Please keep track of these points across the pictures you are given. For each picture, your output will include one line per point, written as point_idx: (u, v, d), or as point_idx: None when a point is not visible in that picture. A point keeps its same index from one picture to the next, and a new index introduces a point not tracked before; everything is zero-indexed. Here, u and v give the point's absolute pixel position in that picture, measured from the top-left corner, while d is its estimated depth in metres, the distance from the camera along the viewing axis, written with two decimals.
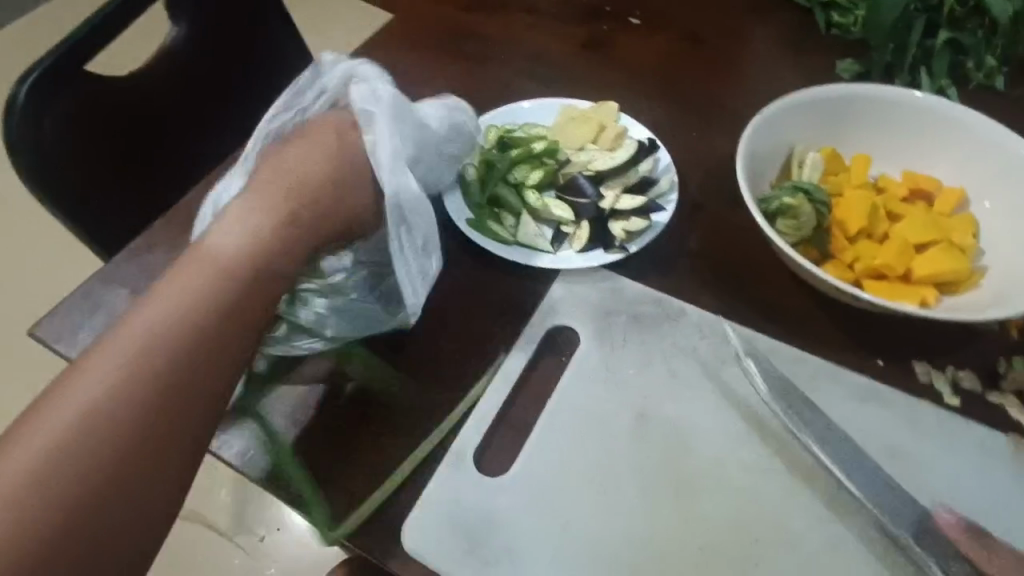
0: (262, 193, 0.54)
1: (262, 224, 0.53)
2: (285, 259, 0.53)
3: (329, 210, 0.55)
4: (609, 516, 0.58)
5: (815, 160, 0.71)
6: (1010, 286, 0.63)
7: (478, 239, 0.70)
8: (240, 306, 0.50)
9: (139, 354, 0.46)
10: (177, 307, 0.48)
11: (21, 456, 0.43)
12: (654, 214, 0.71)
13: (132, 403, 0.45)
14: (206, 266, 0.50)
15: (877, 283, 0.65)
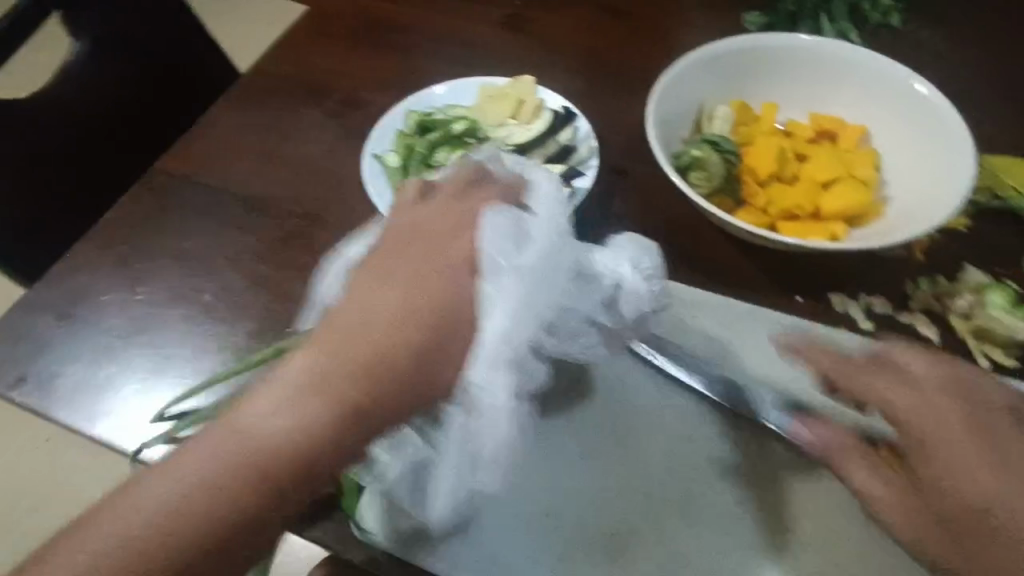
0: (395, 284, 0.50)
1: (386, 316, 0.48)
2: (394, 368, 0.47)
3: (439, 326, 0.50)
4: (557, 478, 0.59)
5: (725, 113, 0.73)
6: (910, 210, 0.66)
7: None
8: (337, 427, 0.44)
9: (234, 454, 0.42)
10: (285, 397, 0.44)
11: (104, 525, 0.41)
12: (576, 180, 0.73)
13: (210, 506, 0.41)
14: (342, 349, 0.46)
15: (790, 223, 0.68)
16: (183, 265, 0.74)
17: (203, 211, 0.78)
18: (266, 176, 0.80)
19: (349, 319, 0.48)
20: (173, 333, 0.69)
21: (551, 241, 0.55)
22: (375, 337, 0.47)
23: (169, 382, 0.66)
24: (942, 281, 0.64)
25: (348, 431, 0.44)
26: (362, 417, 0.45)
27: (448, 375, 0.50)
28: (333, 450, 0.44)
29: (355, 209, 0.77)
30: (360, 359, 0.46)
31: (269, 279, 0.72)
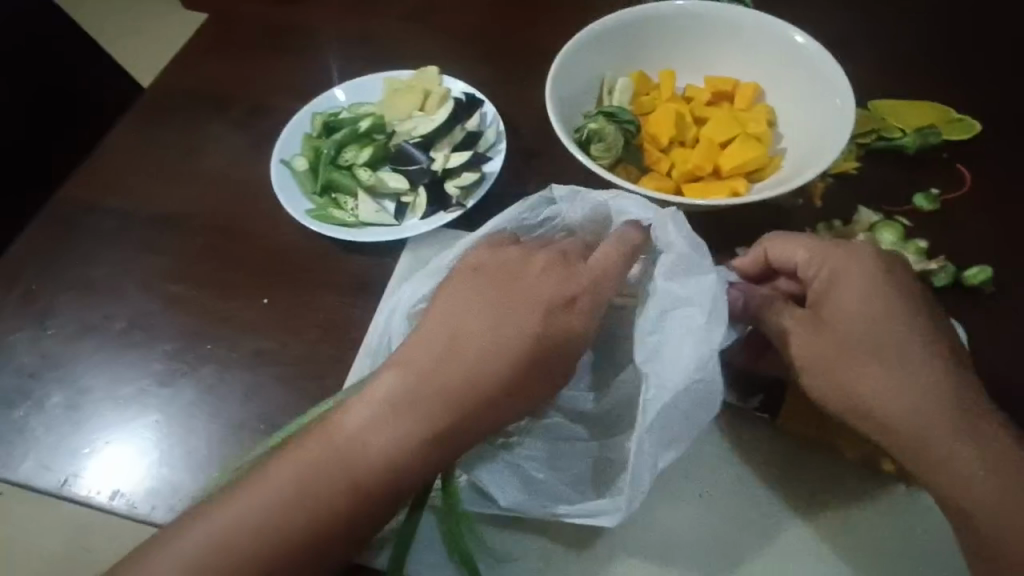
0: (477, 306, 0.51)
1: (476, 343, 0.49)
2: (476, 395, 0.48)
3: (529, 356, 0.49)
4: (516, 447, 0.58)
5: (624, 85, 0.75)
6: (802, 159, 0.69)
7: (319, 227, 0.71)
8: (426, 452, 0.47)
9: (332, 471, 0.47)
10: (377, 415, 0.48)
11: (208, 521, 0.46)
12: (484, 165, 0.74)
13: (304, 516, 0.46)
14: (431, 369, 0.49)
15: (693, 184, 0.70)
16: (95, 293, 0.72)
17: (112, 236, 0.76)
18: (174, 194, 0.79)
19: (436, 345, 0.50)
20: (91, 363, 0.68)
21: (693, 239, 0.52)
22: (464, 362, 0.49)
23: (89, 412, 0.65)
24: (838, 224, 0.67)
25: (434, 452, 0.48)
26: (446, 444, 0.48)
27: (530, 399, 0.50)
28: (417, 473, 0.47)
29: (264, 214, 0.76)
30: (450, 386, 0.48)
31: (185, 298, 0.71)
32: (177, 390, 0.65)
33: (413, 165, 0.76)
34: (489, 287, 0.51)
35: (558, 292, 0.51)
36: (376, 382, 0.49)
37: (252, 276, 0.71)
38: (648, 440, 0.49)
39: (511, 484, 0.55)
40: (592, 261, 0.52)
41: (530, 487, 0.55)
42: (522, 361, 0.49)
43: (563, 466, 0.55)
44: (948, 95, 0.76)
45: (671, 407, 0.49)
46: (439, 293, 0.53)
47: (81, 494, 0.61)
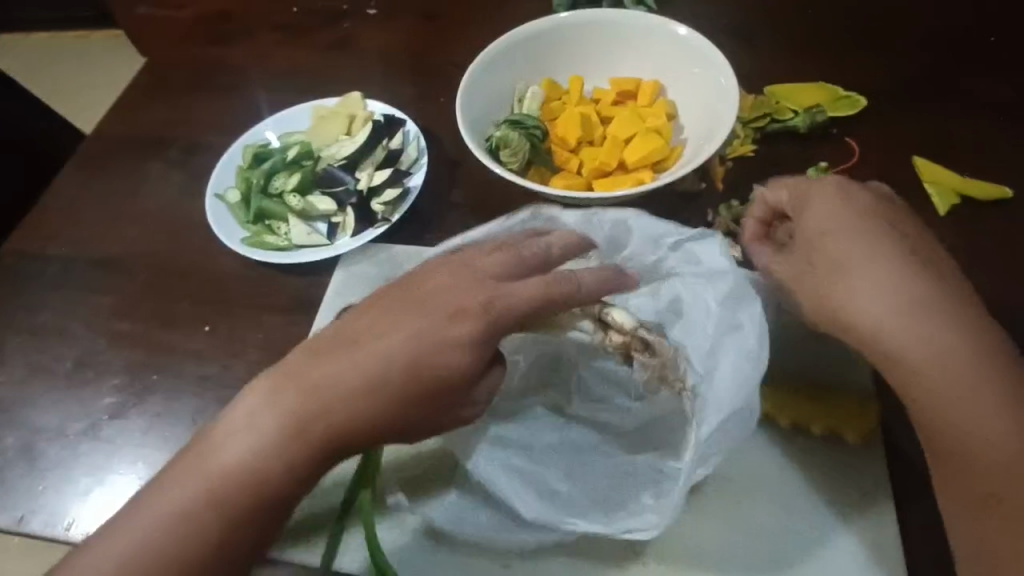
0: (380, 313, 0.52)
1: (362, 361, 0.50)
2: (350, 410, 0.49)
3: (397, 360, 0.49)
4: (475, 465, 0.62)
5: (534, 92, 0.79)
6: (700, 145, 0.73)
7: (252, 253, 0.75)
8: (286, 449, 0.48)
9: (212, 494, 0.48)
10: (252, 439, 0.48)
11: (109, 544, 0.47)
12: (407, 180, 0.78)
13: (186, 532, 0.47)
14: (306, 389, 0.49)
15: (602, 179, 0.75)
16: (43, 337, 0.75)
17: (57, 280, 0.79)
18: (116, 235, 0.82)
19: (317, 364, 0.50)
20: (42, 404, 0.70)
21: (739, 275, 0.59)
22: (345, 378, 0.49)
23: (42, 451, 0.67)
24: (736, 203, 0.72)
25: (297, 447, 0.48)
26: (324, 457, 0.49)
27: (401, 403, 0.50)
28: (283, 475, 0.48)
29: (204, 248, 0.79)
30: (327, 400, 0.49)
31: (131, 333, 0.74)
32: (126, 420, 0.68)
33: (339, 187, 0.79)
34: (376, 313, 0.53)
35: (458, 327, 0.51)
36: (250, 391, 0.50)
37: (194, 306, 0.74)
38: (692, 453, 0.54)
39: (525, 492, 0.57)
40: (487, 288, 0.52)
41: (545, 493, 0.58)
42: (406, 384, 0.49)
43: (581, 477, 0.59)
44: (841, 73, 0.81)
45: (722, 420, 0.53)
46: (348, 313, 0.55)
47: (36, 528, 0.63)
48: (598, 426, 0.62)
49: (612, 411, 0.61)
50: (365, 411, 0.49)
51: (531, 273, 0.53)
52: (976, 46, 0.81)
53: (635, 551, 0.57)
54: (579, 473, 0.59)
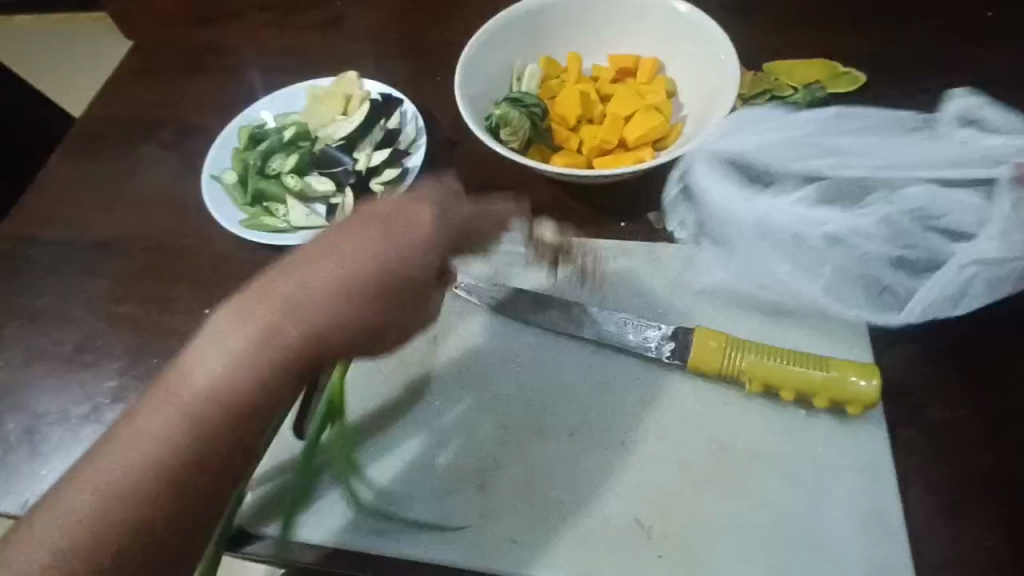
0: (289, 263, 0.47)
1: (318, 278, 0.46)
2: (332, 297, 0.45)
3: (380, 277, 0.47)
4: (464, 431, 0.59)
5: (532, 71, 0.79)
6: (702, 122, 0.73)
7: (249, 235, 0.74)
8: (264, 369, 0.43)
9: (228, 377, 0.42)
10: (236, 346, 0.43)
11: (29, 558, 0.39)
12: (406, 160, 0.77)
13: (222, 424, 0.42)
14: (285, 291, 0.45)
15: (603, 157, 0.74)
16: (44, 322, 0.74)
17: (53, 264, 0.78)
18: (111, 218, 0.81)
19: (302, 255, 0.47)
20: (43, 388, 0.70)
21: (970, 202, 0.64)
22: (326, 270, 0.46)
23: (46, 435, 0.67)
24: None
25: (295, 353, 0.44)
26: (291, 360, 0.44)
27: (376, 297, 0.47)
28: (263, 384, 0.43)
29: (202, 231, 0.78)
30: (297, 306, 0.44)
31: (130, 317, 0.73)
32: (128, 404, 0.68)
33: (338, 168, 0.78)
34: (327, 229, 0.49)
35: (396, 220, 0.49)
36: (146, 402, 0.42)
37: (194, 288, 0.74)
38: (897, 290, 0.62)
39: (786, 248, 0.65)
40: (374, 226, 0.48)
41: (798, 262, 0.65)
42: (382, 288, 0.47)
43: (851, 243, 0.64)
44: (840, 49, 0.81)
45: (889, 292, 0.63)
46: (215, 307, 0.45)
47: None
48: (913, 212, 0.64)
49: (931, 198, 0.65)
50: (335, 321, 0.45)
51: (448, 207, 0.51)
52: (973, 20, 0.81)
53: (642, 528, 0.52)
54: (870, 245, 0.64)
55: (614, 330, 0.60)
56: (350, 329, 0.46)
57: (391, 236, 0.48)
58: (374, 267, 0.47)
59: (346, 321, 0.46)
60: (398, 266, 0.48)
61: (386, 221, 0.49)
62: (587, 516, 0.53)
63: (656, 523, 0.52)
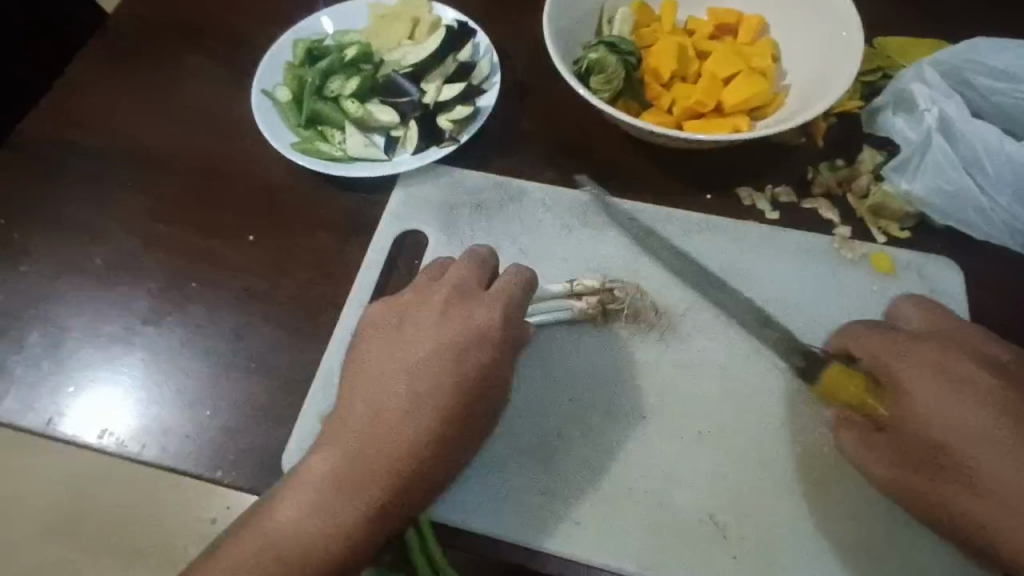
0: (377, 394, 0.46)
1: (383, 414, 0.45)
2: (422, 441, 0.45)
3: (463, 412, 0.46)
4: (557, 416, 0.53)
5: (624, 14, 0.71)
6: (810, 94, 0.66)
7: (302, 160, 0.68)
8: (367, 520, 0.44)
9: (317, 530, 0.43)
10: (308, 503, 0.44)
11: None
12: (479, 98, 0.70)
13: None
14: (369, 429, 0.45)
15: (695, 121, 0.68)
16: (72, 230, 0.68)
17: (84, 169, 0.72)
18: (148, 125, 0.74)
19: (374, 382, 0.47)
20: (68, 302, 0.65)
21: None
22: (399, 400, 0.46)
23: (72, 352, 0.63)
24: (841, 164, 0.66)
25: (391, 504, 0.44)
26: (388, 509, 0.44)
27: (465, 432, 0.46)
28: (361, 534, 0.44)
29: (248, 151, 0.72)
30: (369, 455, 0.44)
31: (166, 238, 0.68)
32: (162, 329, 0.63)
33: (403, 98, 0.70)
34: (408, 336, 0.48)
35: (463, 335, 0.48)
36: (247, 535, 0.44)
37: (238, 214, 0.68)
38: None
39: (1015, 186, 0.57)
40: (427, 348, 0.47)
41: (1013, 199, 0.58)
42: (443, 416, 0.45)
43: None
44: (966, 31, 0.73)
45: None
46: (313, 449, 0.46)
47: (68, 433, 0.60)
48: None
49: None
50: (429, 465, 0.45)
51: (507, 275, 0.50)
52: None
53: (715, 525, 0.49)
54: None
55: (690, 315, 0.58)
56: (424, 467, 0.45)
57: (440, 357, 0.47)
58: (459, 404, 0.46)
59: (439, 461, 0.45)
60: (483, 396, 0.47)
61: (436, 343, 0.48)
62: (658, 508, 0.50)
63: (731, 522, 0.49)
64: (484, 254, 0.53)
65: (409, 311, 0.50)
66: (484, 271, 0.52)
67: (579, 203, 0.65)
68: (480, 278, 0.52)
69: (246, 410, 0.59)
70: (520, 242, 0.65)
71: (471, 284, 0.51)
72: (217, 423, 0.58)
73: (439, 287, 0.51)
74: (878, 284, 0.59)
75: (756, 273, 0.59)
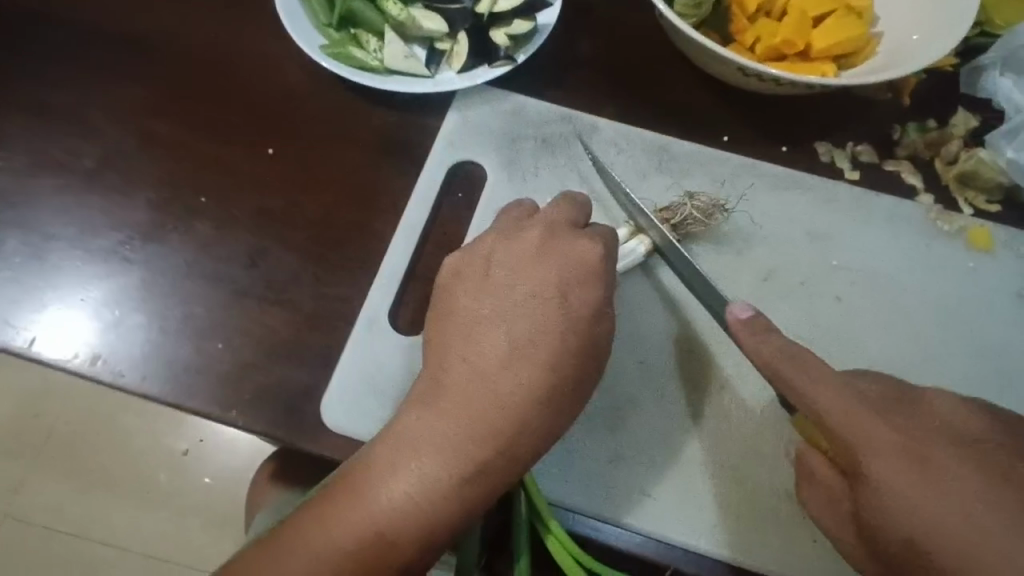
0: (475, 348, 0.42)
1: (486, 361, 0.41)
2: (529, 402, 0.40)
3: (570, 371, 0.41)
4: (644, 385, 0.50)
5: None
6: (908, 45, 0.60)
7: (332, 65, 0.59)
8: (467, 486, 0.39)
9: (412, 497, 0.38)
10: (405, 460, 0.39)
11: None
12: (540, 14, 0.61)
13: (412, 546, 0.38)
14: (468, 388, 0.40)
15: (777, 63, 0.61)
16: (53, 122, 0.59)
17: (68, 52, 0.61)
18: (146, 5, 0.63)
19: (470, 336, 0.42)
20: (51, 206, 0.56)
21: None
22: (500, 354, 0.41)
23: (59, 264, 0.54)
24: (931, 126, 0.60)
25: (494, 470, 0.40)
26: (490, 476, 0.39)
27: (573, 396, 0.42)
28: (461, 501, 0.39)
29: (268, 50, 0.62)
30: (475, 405, 0.40)
31: (167, 142, 0.58)
32: (164, 247, 0.55)
33: (453, 4, 0.61)
34: (500, 288, 0.43)
35: (562, 284, 0.43)
36: (327, 500, 0.39)
37: (254, 122, 0.59)
38: None
39: None
40: (524, 288, 0.43)
41: None
42: (549, 367, 0.41)
43: None
44: None
45: None
46: (406, 409, 0.41)
47: (53, 356, 0.52)
48: None
49: None
50: (536, 429, 0.40)
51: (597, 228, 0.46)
52: None
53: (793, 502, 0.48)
54: None
55: (761, 283, 0.56)
56: (534, 420, 0.40)
57: (540, 298, 0.43)
58: (563, 363, 0.41)
59: (545, 424, 0.41)
60: (585, 354, 0.42)
61: (534, 283, 0.43)
62: (737, 484, 0.48)
63: None
64: (581, 199, 0.48)
65: (500, 257, 0.45)
66: (584, 215, 0.48)
67: (652, 143, 0.60)
68: (577, 219, 0.47)
69: (264, 344, 0.52)
70: (587, 183, 0.59)
71: (563, 222, 0.46)
72: (228, 357, 0.52)
73: (529, 226, 0.46)
74: (974, 261, 0.57)
75: (840, 233, 0.57)
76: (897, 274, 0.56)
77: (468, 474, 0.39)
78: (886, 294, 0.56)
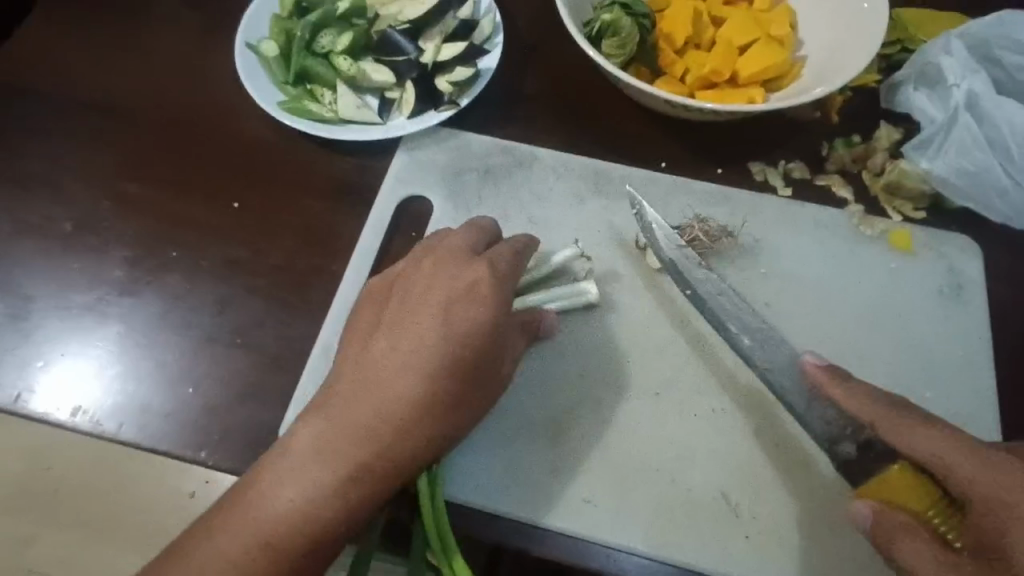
0: (369, 363, 0.46)
1: (376, 372, 0.45)
2: (409, 407, 0.44)
3: (451, 378, 0.45)
4: (551, 389, 0.54)
5: None
6: (829, 65, 0.63)
7: (289, 120, 0.63)
8: (349, 485, 0.42)
9: (296, 497, 0.42)
10: (294, 464, 0.43)
11: None
12: (480, 60, 0.66)
13: (294, 548, 0.41)
14: (357, 397, 0.45)
15: (708, 91, 0.65)
16: (36, 192, 0.63)
17: (48, 125, 0.66)
18: (120, 78, 0.68)
19: (363, 352, 0.47)
20: (34, 269, 0.60)
21: None
22: (388, 365, 0.45)
23: (40, 323, 0.58)
24: (856, 140, 0.63)
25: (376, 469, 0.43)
26: (373, 476, 0.43)
27: (457, 399, 0.45)
28: (344, 500, 0.42)
29: (232, 109, 0.67)
30: (365, 410, 0.44)
31: (140, 202, 0.63)
32: (139, 300, 0.59)
33: (399, 57, 0.65)
34: (398, 308, 0.48)
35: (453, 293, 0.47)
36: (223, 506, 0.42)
37: (220, 177, 0.64)
38: None
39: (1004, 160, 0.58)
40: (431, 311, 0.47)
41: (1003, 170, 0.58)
42: (429, 374, 0.45)
43: None
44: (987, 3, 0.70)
45: None
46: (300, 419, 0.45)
47: (39, 410, 0.55)
48: None
49: None
50: (416, 430, 0.44)
51: (498, 245, 0.50)
52: None
53: (728, 504, 0.50)
54: None
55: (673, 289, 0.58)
56: (414, 423, 0.44)
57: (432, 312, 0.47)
58: (444, 370, 0.45)
59: (425, 426, 0.44)
60: (468, 362, 0.46)
61: (430, 301, 0.47)
62: (674, 487, 0.51)
63: (744, 500, 0.51)
64: (482, 223, 0.52)
65: (399, 277, 0.50)
66: (481, 236, 0.52)
67: (561, 163, 0.64)
68: (473, 240, 0.51)
69: (233, 385, 0.55)
70: (527, 210, 0.63)
71: (463, 244, 0.50)
72: (199, 400, 0.55)
73: (435, 249, 0.51)
74: (897, 261, 0.60)
75: (768, 242, 0.60)
76: (826, 278, 0.59)
77: (351, 474, 0.43)
78: (818, 298, 0.58)
